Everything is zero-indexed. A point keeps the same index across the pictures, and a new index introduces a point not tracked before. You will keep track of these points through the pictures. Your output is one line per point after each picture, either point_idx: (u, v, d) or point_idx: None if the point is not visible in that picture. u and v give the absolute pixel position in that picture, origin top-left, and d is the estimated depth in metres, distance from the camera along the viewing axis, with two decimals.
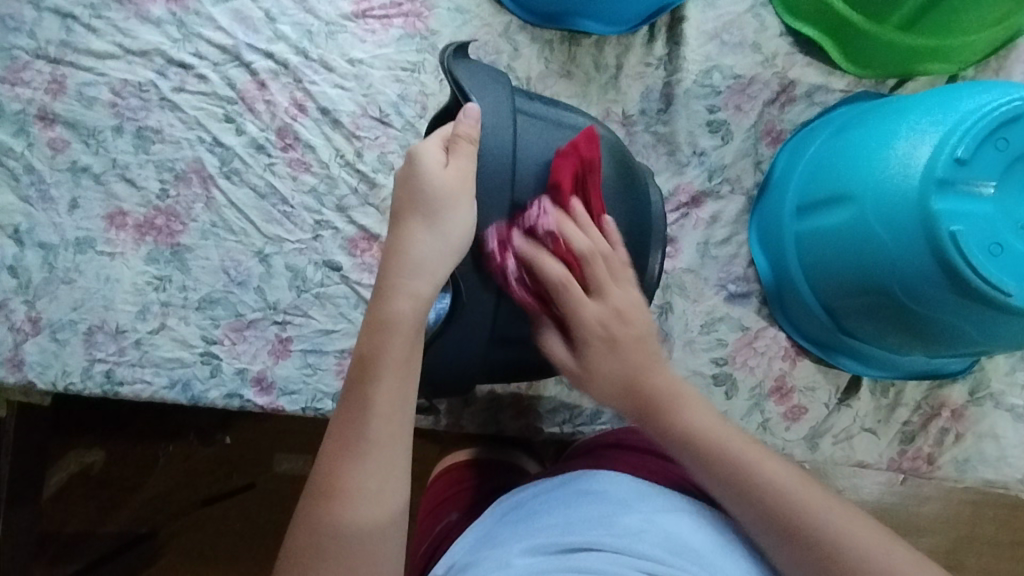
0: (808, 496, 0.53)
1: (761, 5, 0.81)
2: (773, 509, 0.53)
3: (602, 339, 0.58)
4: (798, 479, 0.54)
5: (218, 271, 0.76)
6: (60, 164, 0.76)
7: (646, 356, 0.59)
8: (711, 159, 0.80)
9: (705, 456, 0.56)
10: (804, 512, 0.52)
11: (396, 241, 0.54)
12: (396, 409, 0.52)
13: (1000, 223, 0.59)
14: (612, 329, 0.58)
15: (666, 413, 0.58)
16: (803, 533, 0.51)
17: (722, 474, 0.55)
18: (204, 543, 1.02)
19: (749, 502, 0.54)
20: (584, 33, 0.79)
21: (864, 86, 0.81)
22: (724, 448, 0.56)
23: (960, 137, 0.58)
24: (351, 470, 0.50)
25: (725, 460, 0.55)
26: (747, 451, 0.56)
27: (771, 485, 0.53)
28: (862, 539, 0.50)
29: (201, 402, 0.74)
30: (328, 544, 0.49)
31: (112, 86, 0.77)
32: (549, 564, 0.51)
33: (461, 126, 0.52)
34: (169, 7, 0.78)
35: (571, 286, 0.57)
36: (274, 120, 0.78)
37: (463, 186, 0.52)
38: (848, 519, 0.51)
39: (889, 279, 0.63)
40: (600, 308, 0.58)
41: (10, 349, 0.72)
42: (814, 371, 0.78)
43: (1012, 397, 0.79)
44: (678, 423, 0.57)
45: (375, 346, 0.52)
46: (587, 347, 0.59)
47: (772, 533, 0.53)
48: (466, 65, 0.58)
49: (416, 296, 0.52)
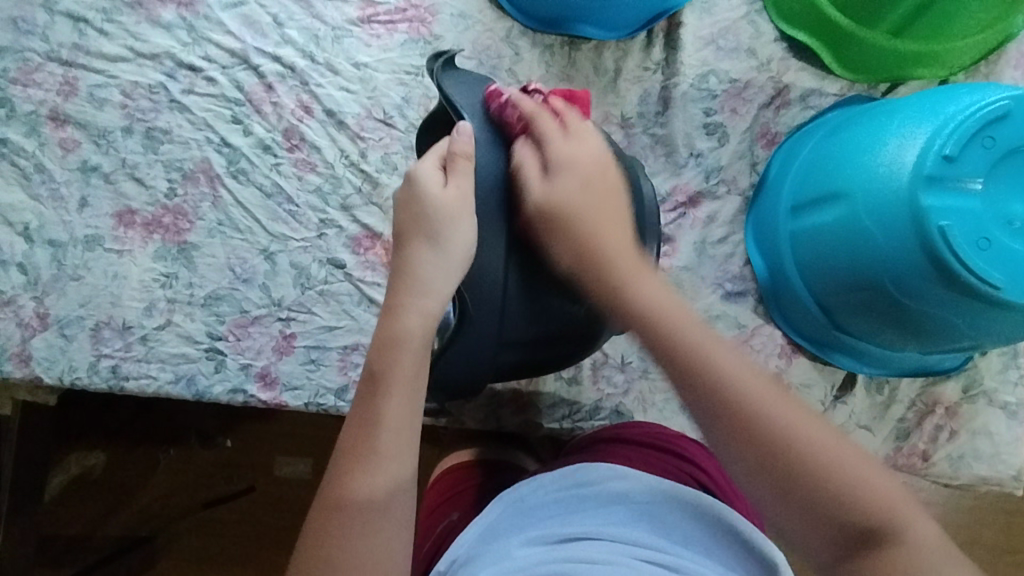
0: (738, 377, 0.49)
1: (756, 12, 0.83)
2: (714, 391, 0.49)
3: (575, 175, 0.55)
4: (733, 356, 0.50)
5: (224, 269, 0.77)
6: (71, 163, 0.77)
7: (611, 206, 0.55)
8: (708, 160, 0.81)
9: (652, 334, 0.51)
10: (728, 382, 0.49)
11: (402, 261, 0.55)
12: (405, 421, 0.53)
13: (988, 219, 0.61)
14: (587, 167, 0.56)
15: (613, 289, 0.53)
16: (750, 430, 0.48)
17: (661, 346, 0.51)
18: (202, 548, 1.02)
19: (697, 392, 0.49)
20: (584, 38, 0.82)
21: (857, 90, 0.83)
22: (674, 326, 0.51)
23: (946, 136, 0.60)
24: (359, 481, 0.51)
25: (663, 330, 0.51)
26: (691, 327, 0.51)
27: (719, 366, 0.49)
28: (812, 442, 0.47)
29: (206, 397, 0.75)
30: (338, 556, 0.49)
31: (123, 89, 0.79)
32: (549, 553, 0.51)
33: (455, 145, 0.55)
34: (180, 12, 0.80)
35: (548, 119, 0.57)
36: (280, 122, 0.80)
37: (463, 204, 0.54)
38: (805, 422, 0.48)
39: (881, 274, 0.64)
40: (579, 146, 0.56)
41: (18, 344, 0.73)
42: (810, 369, 0.79)
43: (1005, 395, 0.80)
44: (627, 295, 0.53)
45: (385, 363, 0.54)
46: (559, 177, 0.55)
47: (710, 416, 0.49)
48: (454, 79, 0.59)
49: (426, 314, 0.54)
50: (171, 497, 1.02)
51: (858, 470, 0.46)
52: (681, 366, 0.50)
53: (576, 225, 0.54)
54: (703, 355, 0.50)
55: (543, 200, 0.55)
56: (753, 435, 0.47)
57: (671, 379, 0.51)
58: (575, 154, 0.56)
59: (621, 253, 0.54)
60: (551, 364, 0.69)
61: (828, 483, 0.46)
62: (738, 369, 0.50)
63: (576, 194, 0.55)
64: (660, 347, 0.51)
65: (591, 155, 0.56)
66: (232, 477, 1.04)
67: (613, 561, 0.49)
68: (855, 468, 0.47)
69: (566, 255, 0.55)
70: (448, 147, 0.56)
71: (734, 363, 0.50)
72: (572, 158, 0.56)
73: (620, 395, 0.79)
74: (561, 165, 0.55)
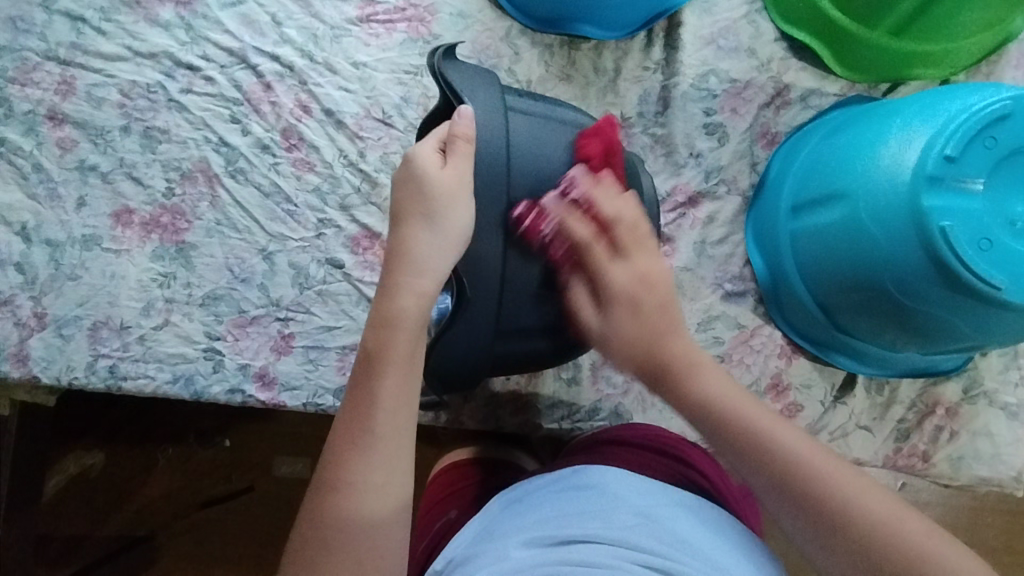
0: (785, 441, 0.53)
1: (756, 12, 0.83)
2: (763, 458, 0.53)
3: (624, 303, 0.56)
4: (782, 427, 0.54)
5: (222, 268, 0.77)
6: (68, 163, 0.77)
7: (667, 318, 0.56)
8: (708, 160, 0.81)
9: (705, 410, 0.56)
10: (778, 447, 0.53)
11: (398, 242, 0.55)
12: (400, 401, 0.53)
13: (989, 219, 0.61)
14: (635, 292, 0.56)
15: (679, 389, 0.56)
16: (796, 484, 0.51)
17: (715, 423, 0.55)
18: (201, 548, 1.02)
19: (748, 457, 0.53)
20: (584, 38, 0.81)
21: (857, 89, 0.83)
22: (728, 406, 0.55)
23: (948, 136, 0.60)
24: (357, 463, 0.51)
25: (717, 409, 0.55)
26: (739, 403, 0.55)
27: (767, 436, 0.53)
28: (875, 513, 0.49)
29: (204, 397, 0.74)
30: (335, 536, 0.49)
31: (122, 88, 0.79)
32: (547, 556, 0.51)
33: (456, 127, 0.53)
34: (178, 11, 0.80)
35: (595, 244, 0.57)
36: (279, 121, 0.80)
37: (461, 185, 0.53)
38: (848, 477, 0.51)
39: (882, 274, 0.64)
40: (626, 272, 0.56)
41: (15, 344, 0.73)
42: (810, 369, 0.79)
43: (1005, 395, 0.80)
44: (686, 384, 0.56)
45: (380, 342, 0.54)
46: (611, 312, 0.57)
47: (762, 477, 0.53)
48: (456, 67, 0.58)
49: (422, 293, 0.54)
50: (169, 497, 1.02)
51: (899, 517, 0.49)
52: (751, 454, 0.53)
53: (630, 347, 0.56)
54: (751, 426, 0.54)
55: (599, 334, 0.58)
56: (799, 490, 0.51)
57: (721, 449, 0.55)
58: (626, 275, 0.56)
59: (683, 348, 0.57)
60: (551, 360, 0.69)
61: (873, 531, 0.49)
62: (784, 435, 0.53)
63: (628, 318, 0.56)
64: (713, 423, 0.55)
65: (638, 279, 0.56)
66: (230, 477, 1.03)
67: (612, 567, 0.49)
68: (897, 516, 0.49)
69: (624, 366, 0.58)
70: (448, 130, 0.55)
71: (781, 431, 0.54)
72: (618, 292, 0.56)
73: (619, 395, 0.78)
74: (613, 298, 0.56)
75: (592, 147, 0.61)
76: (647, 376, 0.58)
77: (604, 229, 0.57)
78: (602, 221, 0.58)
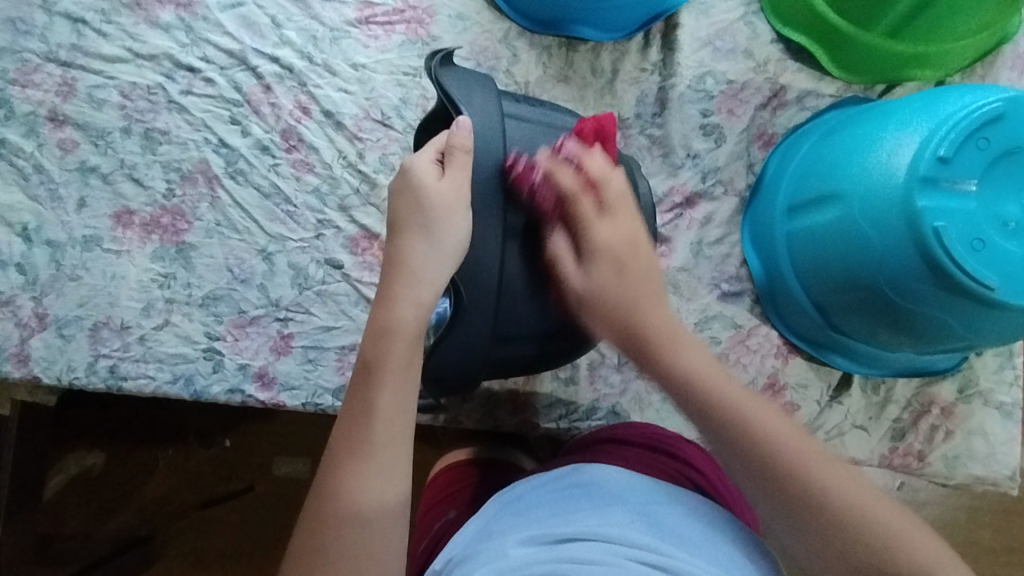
0: (753, 411, 0.54)
1: (753, 14, 0.84)
2: (734, 428, 0.54)
3: (612, 261, 0.57)
4: (755, 402, 0.55)
5: (222, 269, 0.78)
6: (69, 164, 0.77)
7: (647, 287, 0.58)
8: (705, 162, 0.82)
9: (679, 381, 0.57)
10: (746, 417, 0.54)
11: (398, 251, 0.56)
12: (399, 411, 0.53)
13: (981, 219, 0.61)
14: (621, 250, 0.58)
15: (660, 360, 0.57)
16: (761, 452, 0.53)
17: (689, 395, 0.56)
18: (200, 546, 1.02)
19: (718, 428, 0.55)
20: (581, 40, 0.82)
21: (853, 91, 0.84)
22: (702, 378, 0.56)
23: (941, 138, 0.61)
24: (354, 472, 0.51)
25: (688, 379, 0.56)
26: (709, 371, 0.57)
27: (737, 409, 0.55)
28: (826, 482, 0.51)
29: (203, 397, 0.75)
30: (332, 542, 0.50)
31: (122, 89, 0.79)
32: (543, 553, 0.51)
33: (455, 136, 0.54)
34: (178, 13, 0.81)
35: (581, 198, 0.58)
36: (278, 122, 0.80)
37: (458, 196, 0.54)
38: (809, 454, 0.53)
39: (877, 277, 0.65)
40: (611, 229, 0.58)
41: (16, 344, 0.73)
42: (806, 369, 0.80)
43: (1000, 395, 0.80)
44: (665, 360, 0.57)
45: (377, 351, 0.55)
46: (591, 264, 0.58)
47: (729, 448, 0.55)
48: (453, 73, 0.59)
49: (419, 303, 0.55)
50: (167, 498, 1.03)
51: (853, 486, 0.52)
52: (725, 428, 0.54)
53: (620, 306, 0.58)
54: (721, 394, 0.55)
55: (581, 289, 0.58)
56: (763, 463, 0.53)
57: (694, 417, 0.56)
58: (616, 224, 0.58)
59: (660, 324, 0.58)
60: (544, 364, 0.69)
61: (830, 499, 0.51)
62: (752, 406, 0.55)
63: (611, 280, 0.58)
64: (682, 393, 0.57)
65: (624, 237, 0.58)
66: (231, 477, 1.04)
67: (609, 563, 0.49)
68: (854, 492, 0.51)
69: (609, 326, 0.59)
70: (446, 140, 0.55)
71: (743, 398, 0.55)
72: (604, 244, 0.57)
73: (617, 395, 0.79)
74: (597, 254, 0.58)
75: (586, 123, 0.60)
76: (631, 340, 0.58)
77: (593, 184, 0.58)
78: (591, 182, 0.58)
